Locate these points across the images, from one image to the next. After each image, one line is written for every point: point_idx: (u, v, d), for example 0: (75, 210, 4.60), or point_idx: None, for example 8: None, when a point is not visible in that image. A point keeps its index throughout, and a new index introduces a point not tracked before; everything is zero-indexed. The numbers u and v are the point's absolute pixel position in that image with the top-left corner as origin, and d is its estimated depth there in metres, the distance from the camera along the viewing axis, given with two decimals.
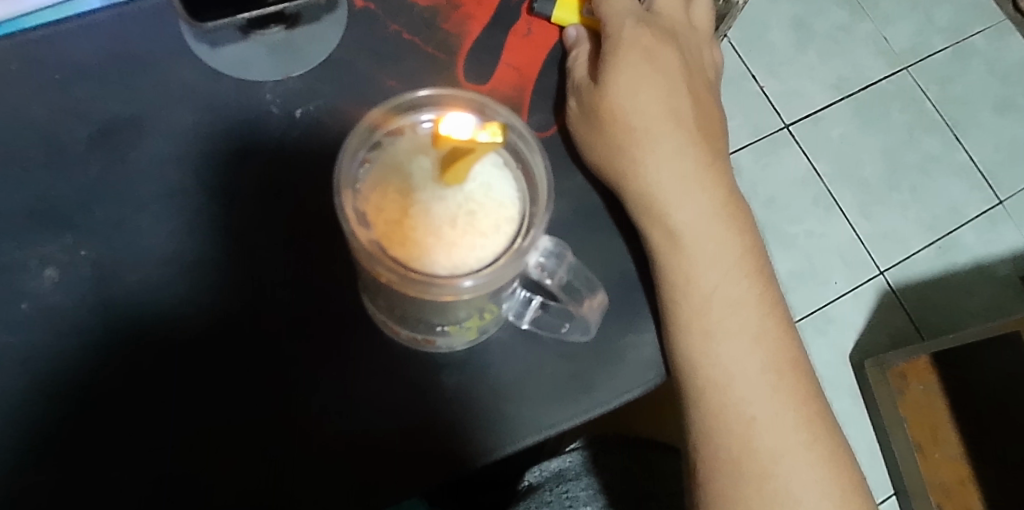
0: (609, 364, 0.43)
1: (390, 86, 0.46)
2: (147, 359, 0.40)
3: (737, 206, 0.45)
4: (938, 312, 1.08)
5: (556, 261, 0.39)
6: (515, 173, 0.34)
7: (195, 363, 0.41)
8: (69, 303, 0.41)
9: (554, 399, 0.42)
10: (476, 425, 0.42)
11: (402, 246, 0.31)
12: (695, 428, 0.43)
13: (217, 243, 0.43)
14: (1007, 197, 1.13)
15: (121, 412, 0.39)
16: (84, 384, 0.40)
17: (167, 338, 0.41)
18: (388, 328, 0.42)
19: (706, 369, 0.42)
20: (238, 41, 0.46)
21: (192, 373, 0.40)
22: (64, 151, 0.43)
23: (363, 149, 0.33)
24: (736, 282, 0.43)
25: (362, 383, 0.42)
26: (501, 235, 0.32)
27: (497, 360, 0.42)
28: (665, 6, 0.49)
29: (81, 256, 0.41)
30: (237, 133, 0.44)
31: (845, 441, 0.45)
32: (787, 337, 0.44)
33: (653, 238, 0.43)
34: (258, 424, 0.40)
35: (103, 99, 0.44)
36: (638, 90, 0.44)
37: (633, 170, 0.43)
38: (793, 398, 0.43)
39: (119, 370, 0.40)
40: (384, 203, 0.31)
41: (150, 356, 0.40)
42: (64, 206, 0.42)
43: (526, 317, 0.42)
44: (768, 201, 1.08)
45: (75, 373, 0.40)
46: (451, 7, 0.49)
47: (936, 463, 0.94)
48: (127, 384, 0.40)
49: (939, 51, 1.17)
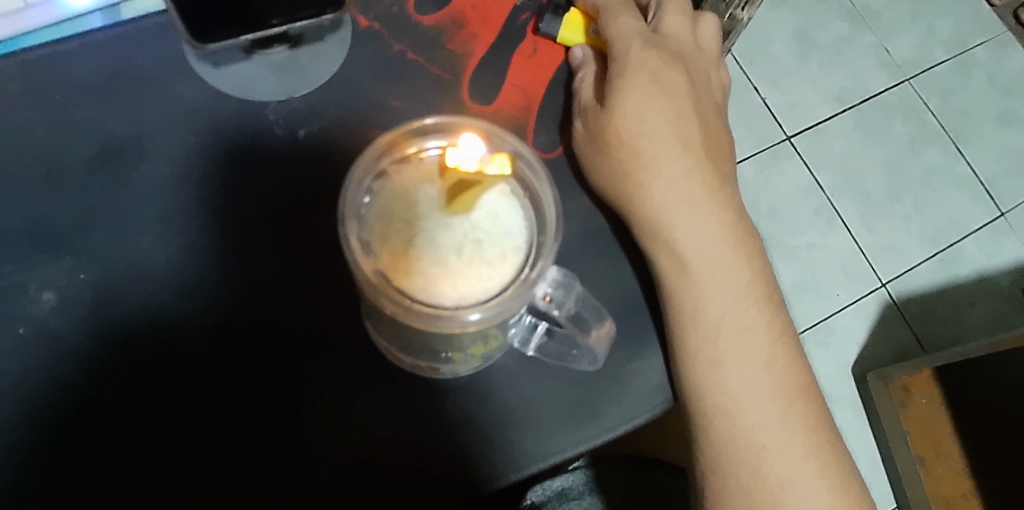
0: (614, 390, 0.42)
1: (393, 106, 0.46)
2: (144, 380, 0.40)
3: (745, 230, 0.45)
4: (940, 325, 1.07)
5: (564, 292, 0.38)
6: (523, 201, 0.33)
7: (192, 383, 0.40)
8: (66, 325, 0.40)
9: (559, 425, 0.41)
10: (479, 452, 0.41)
11: (406, 276, 0.31)
12: (704, 458, 0.43)
13: (217, 264, 0.42)
14: (1009, 209, 1.13)
15: (117, 436, 0.39)
16: (78, 404, 0.39)
17: (164, 359, 0.40)
18: (392, 355, 0.41)
19: (714, 397, 0.42)
20: (242, 61, 0.45)
21: (188, 393, 0.40)
22: (64, 172, 0.42)
23: (368, 177, 0.32)
24: (745, 309, 0.43)
25: (364, 408, 0.41)
26: (508, 265, 0.31)
27: (502, 386, 0.42)
28: (672, 27, 0.48)
29: (80, 280, 0.41)
30: (240, 154, 0.44)
31: (852, 463, 0.44)
32: (795, 362, 0.44)
33: (660, 263, 0.42)
34: (256, 450, 0.40)
35: (106, 120, 0.43)
36: (645, 113, 0.44)
37: (640, 195, 0.43)
38: (802, 425, 0.42)
39: (114, 390, 0.39)
40: (390, 232, 0.31)
41: (147, 376, 0.40)
42: (63, 229, 0.42)
43: (531, 343, 0.41)
44: (770, 213, 1.08)
45: (71, 393, 0.39)
46: (456, 27, 0.48)
47: (937, 478, 0.93)
48: (125, 408, 0.39)
49: (941, 63, 1.17)
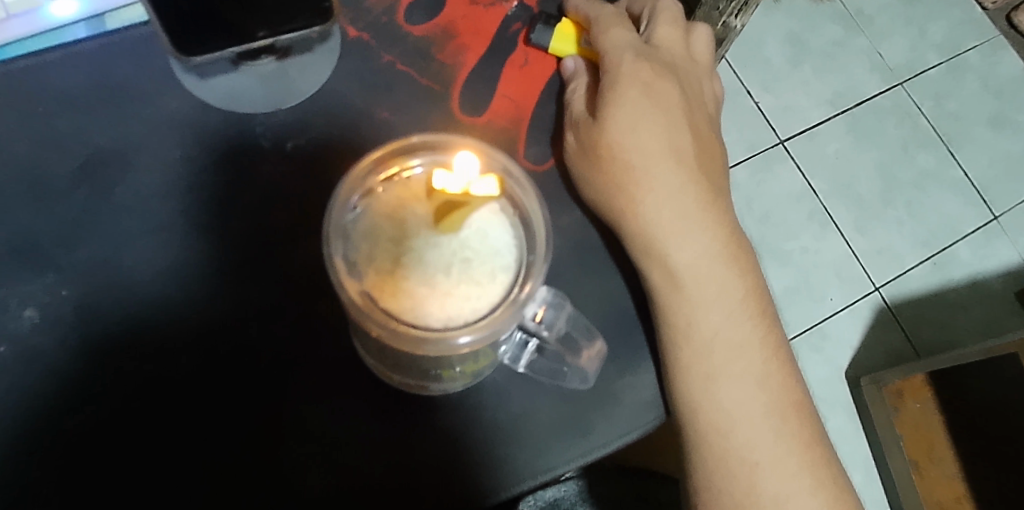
0: (606, 407, 0.42)
1: (382, 117, 0.45)
2: (127, 399, 0.39)
3: (738, 244, 0.44)
4: (933, 329, 1.07)
5: (554, 312, 0.40)
6: (514, 219, 0.33)
7: (176, 403, 0.39)
8: (49, 343, 0.39)
9: (550, 443, 0.41)
10: (470, 470, 0.41)
11: (393, 297, 0.30)
12: (697, 474, 0.42)
13: (202, 279, 0.42)
14: (1002, 213, 1.13)
15: (101, 457, 0.38)
16: (59, 424, 0.38)
17: (148, 378, 0.40)
18: (380, 372, 0.40)
19: (707, 413, 0.41)
20: (229, 73, 0.44)
21: (173, 412, 0.39)
22: (47, 186, 0.42)
23: (355, 194, 0.32)
24: (739, 324, 0.42)
25: (352, 425, 0.40)
26: (498, 285, 0.31)
27: (493, 402, 0.41)
28: (665, 38, 0.48)
29: (63, 296, 0.40)
30: (228, 168, 0.43)
31: (844, 475, 0.44)
32: (787, 375, 0.43)
33: (653, 278, 0.42)
34: (243, 469, 0.39)
35: (90, 133, 0.43)
36: (637, 126, 0.43)
37: (632, 209, 0.42)
38: (795, 440, 0.42)
39: (97, 411, 0.39)
40: (376, 252, 0.31)
41: (130, 396, 0.39)
42: (45, 244, 0.41)
43: (522, 360, 0.41)
44: (763, 217, 1.08)
45: (52, 413, 0.38)
46: (447, 37, 0.48)
47: (931, 484, 0.93)
48: (109, 427, 0.39)
49: (934, 67, 1.17)
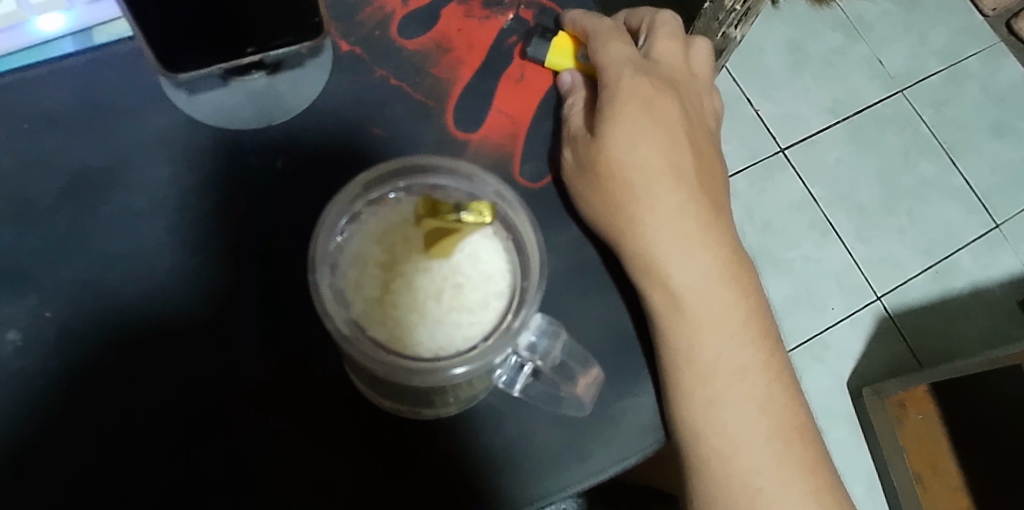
0: (604, 432, 0.41)
1: (375, 134, 0.45)
2: (110, 416, 0.38)
3: (740, 263, 0.43)
4: (935, 339, 1.06)
5: (548, 339, 0.39)
6: (507, 244, 0.33)
7: (160, 419, 0.38)
8: (32, 367, 0.38)
9: (548, 468, 0.40)
10: (463, 497, 0.39)
11: (382, 324, 0.31)
12: (699, 500, 0.41)
13: (189, 297, 0.41)
14: (1004, 221, 1.12)
15: (81, 473, 0.37)
16: (39, 441, 0.37)
17: (131, 394, 0.39)
18: (372, 398, 0.40)
19: (709, 439, 0.40)
20: (218, 88, 0.44)
21: (157, 428, 0.38)
22: (31, 204, 0.41)
23: (343, 218, 0.32)
24: (740, 347, 0.41)
25: (342, 452, 0.39)
26: (490, 311, 0.32)
27: (489, 427, 0.40)
28: (664, 52, 0.47)
29: (45, 318, 0.39)
30: (218, 186, 0.42)
31: (845, 496, 0.43)
32: (788, 394, 0.42)
33: (652, 298, 0.41)
34: (226, 490, 0.38)
35: (76, 149, 0.42)
36: (637, 143, 0.42)
37: (632, 229, 0.41)
38: (798, 462, 0.41)
39: (78, 429, 0.38)
40: (364, 278, 0.32)
41: (113, 413, 0.38)
42: (29, 265, 0.40)
43: (517, 384, 0.40)
44: (764, 226, 1.07)
45: (33, 431, 0.37)
46: (441, 51, 0.47)
47: (936, 495, 0.90)
48: (90, 444, 0.38)
49: (934, 74, 1.16)
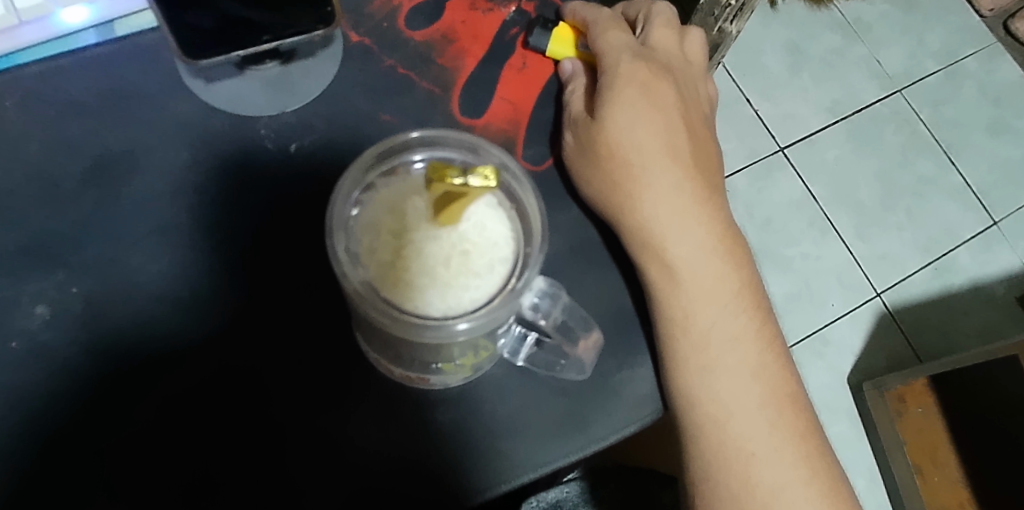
0: (604, 400, 0.43)
1: (383, 121, 0.47)
2: (139, 373, 0.40)
3: (734, 240, 0.45)
4: (934, 334, 1.07)
5: (550, 301, 0.40)
6: (510, 213, 0.35)
7: (184, 375, 0.41)
8: (57, 340, 0.40)
9: (550, 435, 0.42)
10: (468, 462, 0.41)
11: (394, 287, 0.33)
12: (695, 466, 0.43)
13: (208, 271, 0.43)
14: (1002, 219, 1.13)
15: (111, 425, 0.39)
16: (73, 396, 0.39)
17: (158, 352, 0.41)
18: (382, 366, 0.41)
19: (706, 406, 0.42)
20: (234, 77, 0.46)
21: (182, 384, 0.40)
22: (57, 187, 0.43)
23: (357, 189, 0.34)
24: (734, 317, 0.43)
25: (356, 417, 0.41)
26: (495, 275, 0.34)
27: (493, 397, 0.42)
28: (660, 39, 0.49)
29: (72, 293, 0.41)
30: (234, 169, 0.45)
31: (840, 470, 0.45)
32: (784, 370, 0.44)
33: (651, 274, 0.43)
34: (243, 445, 0.40)
35: (98, 135, 0.44)
36: (635, 125, 0.44)
37: (631, 205, 0.43)
38: (792, 432, 0.43)
39: (110, 384, 0.40)
40: (378, 243, 0.33)
41: (142, 370, 0.40)
42: (55, 244, 0.42)
43: (521, 354, 0.42)
44: (764, 224, 1.09)
45: (64, 388, 0.39)
46: (447, 42, 0.49)
47: (935, 487, 0.92)
48: (119, 399, 0.40)
49: (932, 74, 1.18)
